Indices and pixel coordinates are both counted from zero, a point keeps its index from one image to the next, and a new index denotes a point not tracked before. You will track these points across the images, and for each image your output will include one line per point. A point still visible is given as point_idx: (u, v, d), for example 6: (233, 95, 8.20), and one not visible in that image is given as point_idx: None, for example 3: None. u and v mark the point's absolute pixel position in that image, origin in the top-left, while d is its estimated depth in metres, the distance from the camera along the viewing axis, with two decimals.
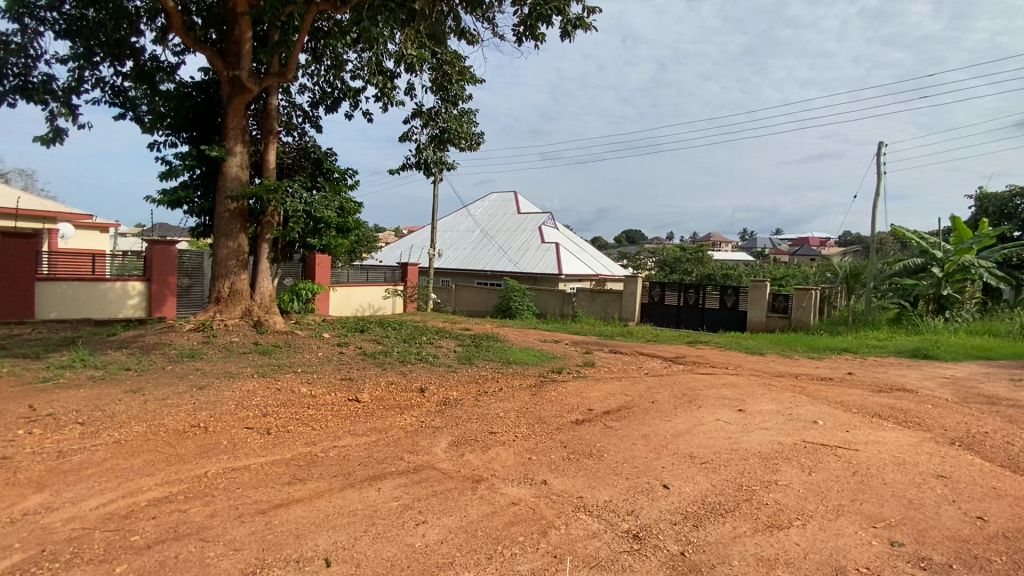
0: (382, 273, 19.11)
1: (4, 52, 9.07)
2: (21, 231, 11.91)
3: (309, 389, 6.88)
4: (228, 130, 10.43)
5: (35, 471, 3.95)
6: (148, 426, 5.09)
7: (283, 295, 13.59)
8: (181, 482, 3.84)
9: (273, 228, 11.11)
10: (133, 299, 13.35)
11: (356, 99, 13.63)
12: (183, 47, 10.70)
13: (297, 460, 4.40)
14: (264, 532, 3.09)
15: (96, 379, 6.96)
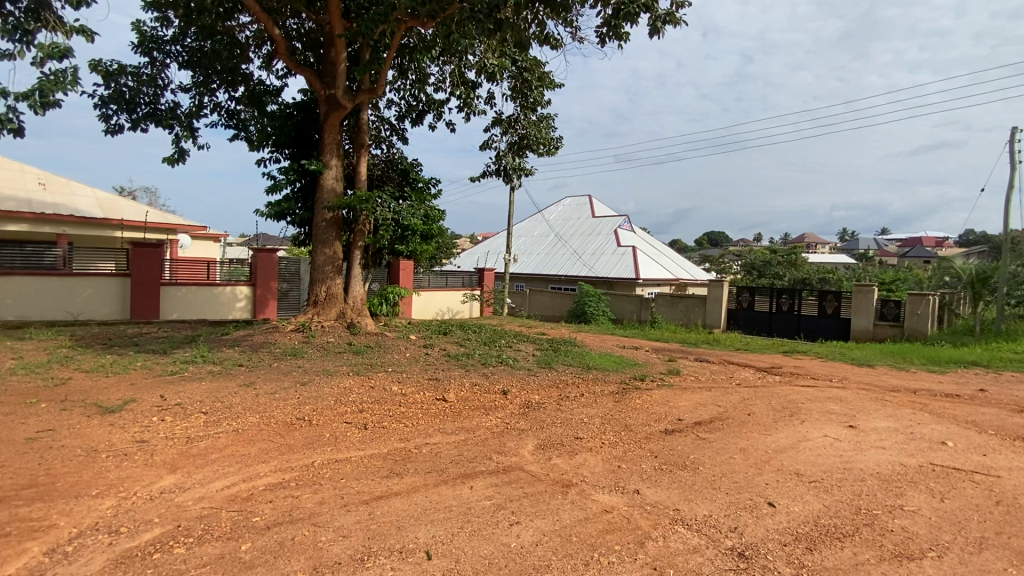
0: (460, 278, 19.59)
1: (138, 83, 10.40)
2: (150, 242, 13.59)
3: (399, 388, 7.18)
4: (325, 145, 11.20)
5: (170, 454, 4.43)
6: (260, 418, 5.57)
7: (372, 298, 14.35)
8: (291, 470, 4.15)
9: (364, 236, 11.69)
10: (241, 302, 14.80)
11: (439, 111, 14.15)
12: (286, 70, 11.68)
13: (393, 455, 4.61)
14: (369, 521, 3.25)
15: (215, 373, 7.73)
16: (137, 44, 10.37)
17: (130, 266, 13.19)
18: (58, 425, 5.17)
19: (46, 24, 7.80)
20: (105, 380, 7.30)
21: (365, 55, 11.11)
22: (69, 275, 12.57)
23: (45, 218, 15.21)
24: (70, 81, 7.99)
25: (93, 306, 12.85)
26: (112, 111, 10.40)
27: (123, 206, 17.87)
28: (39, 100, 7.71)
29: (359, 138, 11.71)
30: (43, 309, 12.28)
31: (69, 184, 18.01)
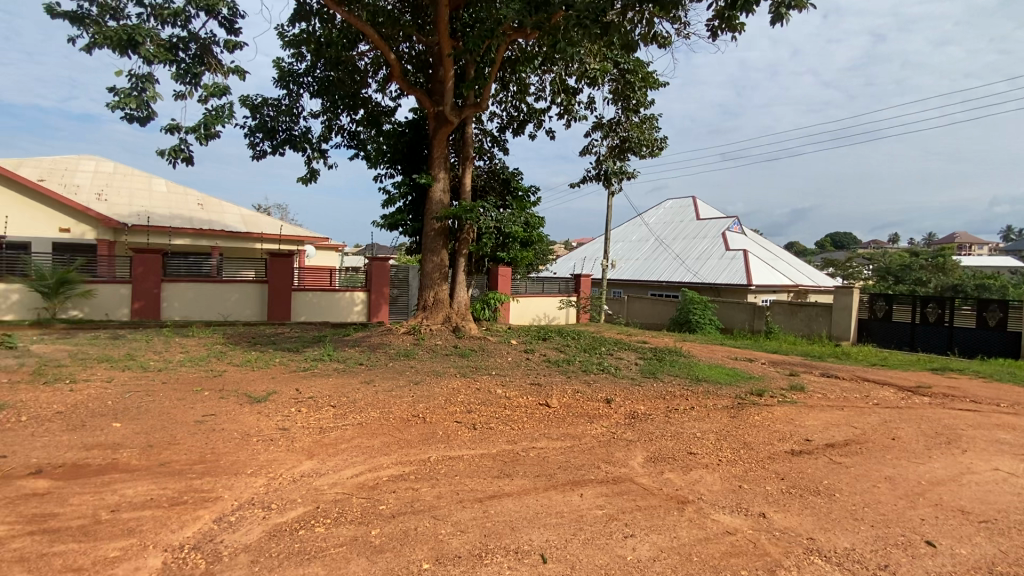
0: (556, 284, 19.55)
1: (279, 113, 11.80)
2: (284, 252, 15.28)
3: (503, 391, 7.33)
4: (434, 159, 11.83)
5: (307, 442, 4.93)
6: (380, 413, 5.99)
7: (475, 303, 14.82)
8: (410, 463, 4.41)
9: (468, 245, 12.19)
10: (357, 307, 16.13)
11: (540, 120, 14.34)
12: (399, 92, 12.55)
13: (502, 456, 4.70)
14: (484, 519, 3.35)
15: (340, 371, 8.48)
16: (278, 79, 11.78)
17: (268, 274, 14.94)
18: (217, 410, 5.96)
19: (209, 67, 9.16)
20: (251, 373, 8.31)
21: (470, 71, 11.60)
22: (221, 282, 14.49)
23: (204, 233, 17.79)
24: (226, 115, 9.28)
25: (239, 308, 14.74)
26: (258, 139, 11.88)
27: (263, 222, 20.37)
28: (204, 132, 9.04)
29: (465, 151, 12.22)
30: (201, 311, 14.29)
31: (222, 204, 20.92)
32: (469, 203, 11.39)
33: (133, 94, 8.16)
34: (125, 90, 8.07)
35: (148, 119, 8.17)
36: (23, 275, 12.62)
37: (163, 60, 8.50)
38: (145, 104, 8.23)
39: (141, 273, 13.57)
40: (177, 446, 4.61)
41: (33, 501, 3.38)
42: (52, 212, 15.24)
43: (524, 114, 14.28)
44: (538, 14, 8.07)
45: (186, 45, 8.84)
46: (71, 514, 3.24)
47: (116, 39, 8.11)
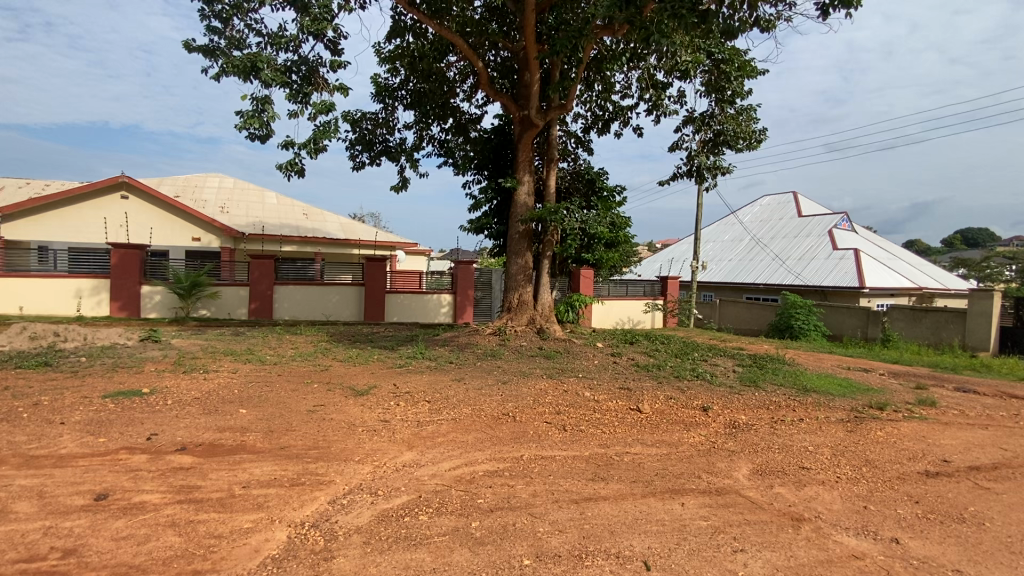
0: (642, 287, 18.90)
1: (376, 126, 12.57)
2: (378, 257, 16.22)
3: (592, 393, 7.17)
4: (519, 163, 11.94)
5: (407, 434, 5.15)
6: (472, 410, 6.10)
7: (560, 305, 14.75)
8: (505, 459, 4.45)
9: (553, 246, 12.13)
10: (444, 308, 16.73)
11: (626, 118, 14.01)
12: (485, 98, 12.84)
13: (595, 458, 4.60)
14: (582, 520, 3.31)
15: (432, 368, 8.81)
16: (375, 95, 12.54)
17: (364, 277, 15.94)
18: (325, 402, 6.41)
19: (317, 86, 9.94)
20: (353, 369, 8.88)
21: (555, 74, 11.60)
22: (323, 284, 15.68)
23: (309, 240, 19.39)
24: (332, 129, 10.03)
25: (339, 309, 15.86)
26: (357, 151, 12.70)
27: (359, 229, 21.81)
28: (313, 146, 9.84)
29: (550, 153, 12.22)
30: (306, 312, 15.55)
31: (324, 214, 22.69)
32: (554, 205, 11.26)
33: (256, 115, 9.07)
34: (249, 112, 9.00)
35: (267, 137, 9.04)
36: (164, 279, 14.35)
37: (279, 83, 9.37)
38: (265, 123, 9.12)
39: (257, 276, 15.04)
40: (294, 432, 5.02)
41: (180, 473, 3.82)
42: (186, 224, 17.43)
43: (610, 113, 14.02)
44: (629, 9, 7.88)
45: (298, 68, 9.68)
46: (211, 487, 3.62)
47: (241, 67, 9.06)
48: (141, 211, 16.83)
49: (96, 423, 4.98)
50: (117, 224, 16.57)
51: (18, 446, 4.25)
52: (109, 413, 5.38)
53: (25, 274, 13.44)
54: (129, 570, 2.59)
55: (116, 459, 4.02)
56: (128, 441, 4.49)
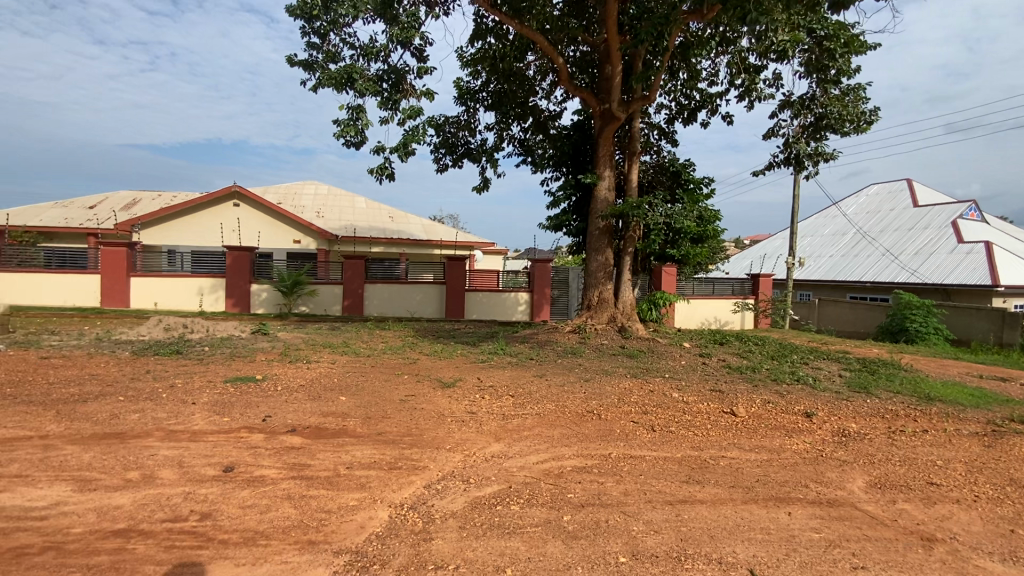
0: (729, 285, 17.81)
1: (459, 129, 12.90)
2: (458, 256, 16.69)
3: (681, 394, 6.83)
4: (599, 158, 11.70)
5: (493, 426, 5.20)
6: (557, 406, 6.04)
7: (642, 303, 14.23)
8: (593, 456, 4.37)
9: (634, 242, 11.80)
10: (522, 306, 16.87)
11: (714, 106, 13.29)
12: (566, 95, 12.72)
13: (688, 460, 4.39)
14: (678, 523, 3.18)
15: (514, 364, 8.89)
16: (458, 98, 12.86)
17: (446, 276, 16.47)
18: (415, 393, 6.68)
19: (405, 93, 10.40)
20: (439, 362, 9.17)
21: (637, 64, 11.25)
22: (407, 283, 16.40)
23: (395, 241, 20.38)
24: (420, 133, 10.45)
25: (422, 306, 16.50)
26: (441, 154, 13.11)
27: (440, 230, 22.57)
28: (403, 150, 10.31)
29: (631, 147, 11.87)
30: (393, 309, 16.34)
31: (408, 216, 23.73)
32: (636, 199, 10.90)
33: (352, 123, 9.67)
34: (345, 121, 9.61)
35: (362, 143, 9.60)
36: (270, 278, 15.73)
37: (371, 92, 9.91)
38: (359, 131, 9.70)
39: (349, 275, 16.06)
40: (388, 420, 5.28)
41: (292, 453, 4.15)
42: (287, 229, 18.98)
43: (696, 102, 13.37)
44: None
45: (388, 77, 10.17)
46: (319, 466, 3.91)
47: (337, 79, 9.67)
48: (250, 216, 18.61)
49: (220, 404, 5.55)
50: (230, 228, 18.46)
51: (160, 421, 4.84)
52: (230, 396, 5.97)
53: (157, 273, 15.17)
54: (255, 535, 2.86)
55: (238, 437, 4.45)
56: (248, 421, 4.96)
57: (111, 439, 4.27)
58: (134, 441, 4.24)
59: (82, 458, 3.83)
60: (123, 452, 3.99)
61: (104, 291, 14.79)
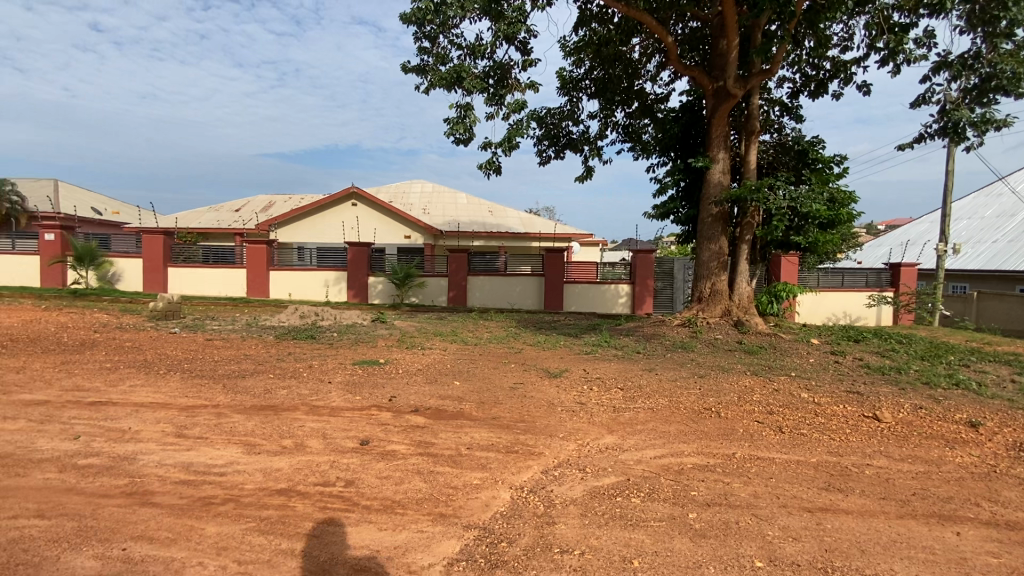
0: (862, 276, 15.79)
1: (562, 119, 12.81)
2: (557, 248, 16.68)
3: (811, 395, 6.18)
4: (712, 139, 10.96)
5: (604, 417, 5.10)
6: (671, 400, 5.76)
7: (760, 297, 12.53)
8: (715, 454, 4.13)
9: (753, 229, 10.92)
10: (623, 299, 16.45)
11: (849, 74, 11.84)
12: (674, 76, 12.05)
13: (825, 466, 3.99)
14: (819, 531, 2.93)
15: (620, 357, 8.67)
16: (561, 88, 12.71)
17: (544, 268, 16.53)
18: (523, 381, 6.80)
19: (510, 87, 10.54)
20: (543, 353, 9.23)
21: (756, 36, 10.34)
22: (507, 275, 16.73)
23: (495, 234, 20.85)
24: (524, 126, 10.55)
25: (522, 298, 16.75)
26: (544, 146, 13.11)
27: (538, 223, 22.68)
28: (508, 144, 10.49)
29: (749, 126, 10.96)
30: (495, 300, 16.77)
31: (507, 210, 24.15)
32: (755, 182, 10.09)
33: (460, 121, 10.02)
34: (454, 119, 9.98)
35: (470, 140, 9.93)
36: (384, 270, 16.98)
37: (479, 89, 10.19)
38: (467, 128, 10.03)
39: (454, 268, 16.76)
40: (501, 406, 5.43)
41: (416, 431, 4.43)
42: (397, 225, 20.27)
43: (827, 72, 12.00)
44: None
45: (494, 73, 10.38)
46: (443, 445, 4.14)
47: (447, 79, 10.05)
48: (367, 215, 20.14)
49: (351, 384, 6.10)
50: (350, 226, 20.14)
51: (304, 397, 5.43)
52: (358, 377, 6.53)
53: (290, 267, 16.96)
54: (393, 503, 3.11)
55: (369, 414, 4.85)
56: (376, 401, 5.37)
57: (267, 410, 4.88)
58: (285, 413, 4.80)
59: (247, 426, 4.41)
60: (277, 422, 4.53)
61: (250, 283, 16.86)
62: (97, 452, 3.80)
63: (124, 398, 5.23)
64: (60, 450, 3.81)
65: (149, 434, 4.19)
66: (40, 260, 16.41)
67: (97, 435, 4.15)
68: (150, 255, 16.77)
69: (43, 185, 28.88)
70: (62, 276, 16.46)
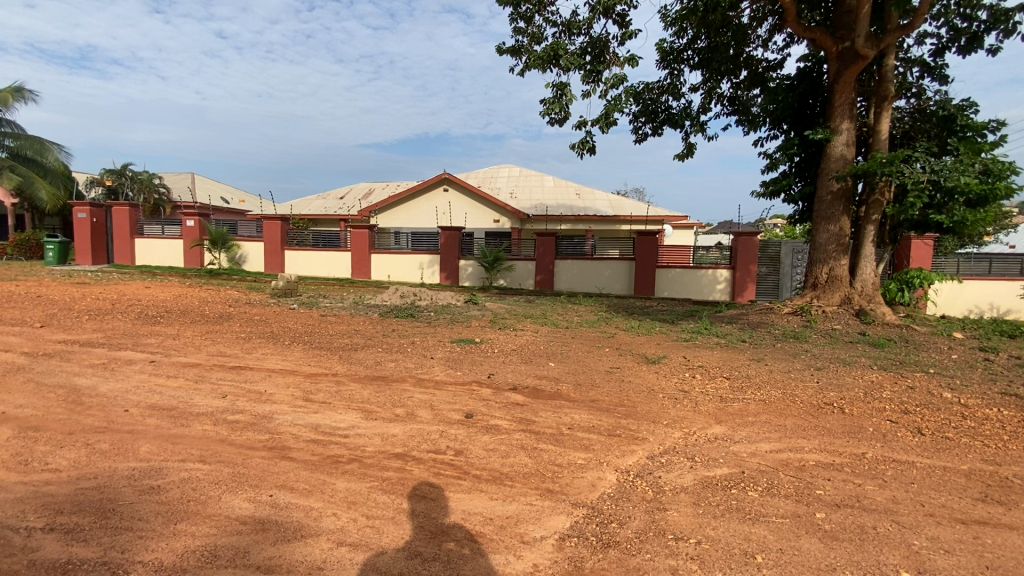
0: (1015, 262, 13.43)
1: (662, 93, 12.18)
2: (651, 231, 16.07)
3: (955, 396, 5.41)
4: (835, 108, 9.83)
5: (710, 406, 4.84)
6: (784, 394, 5.32)
7: (887, 285, 10.92)
8: (842, 453, 3.77)
9: (882, 208, 9.73)
10: (721, 285, 15.51)
11: (1012, 24, 10.00)
12: (791, 39, 10.91)
13: (982, 476, 3.47)
14: (977, 546, 2.57)
15: (723, 345, 8.19)
16: (661, 61, 12.05)
17: (635, 252, 16.01)
18: (620, 366, 6.66)
19: (608, 62, 10.20)
20: (639, 338, 8.97)
21: None
22: (596, 259, 16.41)
23: (583, 217, 20.49)
24: (623, 101, 10.16)
25: (611, 282, 16.38)
26: (640, 123, 12.57)
27: (628, 206, 21.93)
28: (605, 122, 10.19)
29: (881, 91, 9.69)
30: (583, 284, 16.58)
31: (595, 192, 23.62)
32: (887, 155, 8.98)
33: (556, 100, 9.88)
34: (550, 99, 9.85)
35: (565, 119, 9.77)
36: (473, 254, 17.45)
37: (576, 66, 9.98)
38: (563, 108, 9.87)
39: (542, 252, 16.75)
40: (599, 389, 5.36)
41: (517, 408, 4.52)
42: (487, 210, 20.63)
43: (983, 23, 10.23)
44: None
45: (592, 48, 10.09)
46: (544, 423, 4.18)
47: (543, 58, 9.91)
48: (459, 200, 20.70)
49: (452, 361, 6.35)
50: (443, 211, 20.85)
51: (412, 370, 5.74)
52: (458, 355, 6.77)
53: (389, 250, 17.95)
54: (501, 475, 3.21)
55: (471, 389, 5.02)
56: (476, 377, 5.55)
57: (379, 381, 5.24)
58: (396, 384, 5.12)
59: (363, 394, 4.76)
60: (389, 392, 4.84)
61: (354, 265, 18.10)
62: (241, 410, 4.30)
63: (258, 364, 5.86)
64: (212, 407, 4.36)
65: (282, 396, 4.68)
66: (183, 244, 18.78)
67: (240, 395, 4.69)
68: (270, 238, 18.53)
69: (183, 179, 32.93)
70: (200, 257, 18.74)
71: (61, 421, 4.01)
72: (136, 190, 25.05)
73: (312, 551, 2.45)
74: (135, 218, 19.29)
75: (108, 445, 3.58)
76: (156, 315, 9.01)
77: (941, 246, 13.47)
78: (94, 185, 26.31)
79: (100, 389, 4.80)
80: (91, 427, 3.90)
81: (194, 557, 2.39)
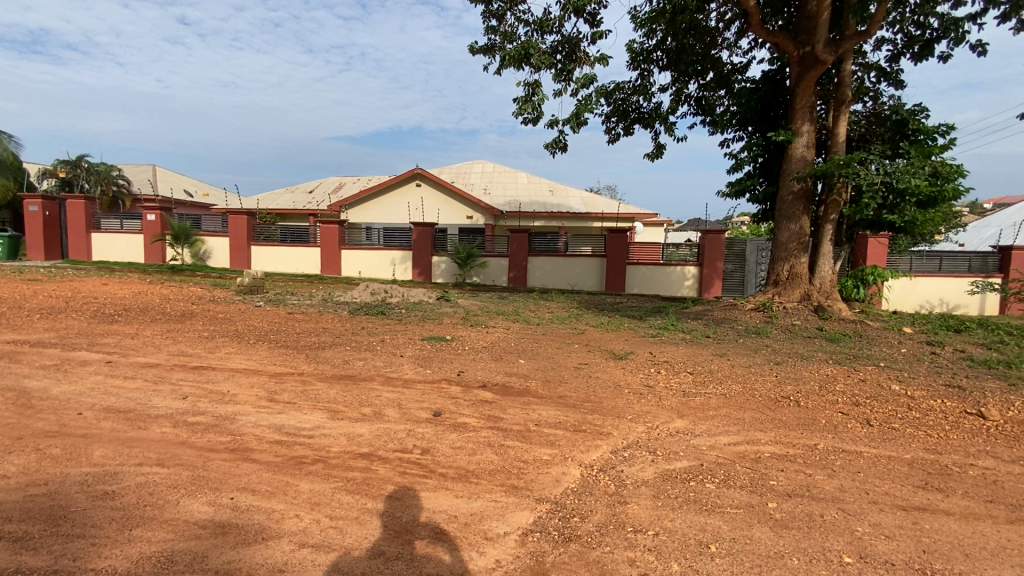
0: (963, 260, 14.15)
1: (632, 93, 12.35)
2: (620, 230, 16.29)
3: (902, 388, 5.71)
4: (796, 111, 10.14)
5: (673, 401, 4.96)
6: (745, 388, 5.49)
7: (844, 281, 11.32)
8: (795, 445, 3.94)
9: (840, 208, 10.13)
10: (689, 281, 15.87)
11: (962, 32, 10.51)
12: (756, 43, 11.18)
13: (922, 463, 3.69)
14: (915, 531, 2.74)
15: (688, 341, 8.39)
16: (632, 61, 12.19)
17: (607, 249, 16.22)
18: (588, 362, 6.76)
19: (578, 61, 10.25)
20: (608, 334, 9.12)
21: None
22: (568, 256, 16.53)
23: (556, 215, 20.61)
24: (593, 101, 10.25)
25: (582, 279, 16.55)
26: (612, 123, 12.71)
27: (600, 203, 22.12)
28: (575, 121, 10.28)
29: (840, 95, 10.03)
30: (555, 281, 16.69)
31: (568, 189, 23.73)
32: (844, 157, 9.35)
33: (528, 99, 9.90)
34: (522, 98, 9.87)
35: (537, 118, 9.78)
36: (446, 250, 17.35)
37: (547, 65, 10.01)
38: (535, 107, 9.91)
39: (514, 249, 16.82)
40: (566, 385, 5.45)
41: (485, 406, 4.55)
42: (460, 206, 20.55)
43: (935, 31, 10.71)
44: None
45: (562, 47, 10.16)
46: (511, 420, 4.24)
47: (515, 56, 9.89)
48: (431, 195, 20.53)
49: (422, 358, 6.34)
50: (415, 207, 20.64)
51: (380, 368, 5.73)
52: (428, 352, 6.77)
53: (359, 246, 17.70)
54: (467, 472, 3.24)
55: (440, 387, 5.03)
56: (445, 374, 5.60)
57: (347, 380, 5.19)
58: (364, 383, 5.10)
59: (329, 394, 4.71)
60: (356, 391, 4.81)
61: (323, 262, 17.80)
62: (202, 411, 4.20)
63: (221, 364, 5.73)
64: (172, 408, 4.25)
65: (246, 397, 4.60)
66: (144, 239, 18.06)
67: (201, 396, 4.59)
68: (236, 235, 18.01)
69: (144, 171, 31.67)
70: (162, 252, 18.02)
71: (10, 425, 3.86)
72: (91, 182, 23.92)
73: (274, 553, 2.44)
74: (91, 211, 18.44)
75: (59, 449, 3.46)
76: (114, 314, 8.65)
77: (894, 245, 14.11)
78: (46, 177, 25.08)
79: (51, 391, 4.61)
80: (41, 431, 3.76)
81: (149, 563, 2.35)
